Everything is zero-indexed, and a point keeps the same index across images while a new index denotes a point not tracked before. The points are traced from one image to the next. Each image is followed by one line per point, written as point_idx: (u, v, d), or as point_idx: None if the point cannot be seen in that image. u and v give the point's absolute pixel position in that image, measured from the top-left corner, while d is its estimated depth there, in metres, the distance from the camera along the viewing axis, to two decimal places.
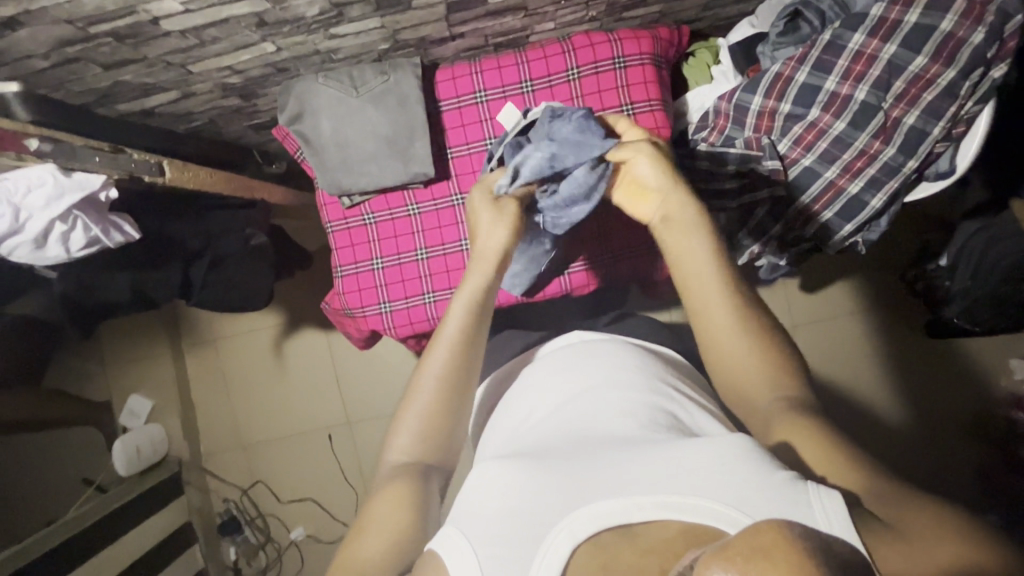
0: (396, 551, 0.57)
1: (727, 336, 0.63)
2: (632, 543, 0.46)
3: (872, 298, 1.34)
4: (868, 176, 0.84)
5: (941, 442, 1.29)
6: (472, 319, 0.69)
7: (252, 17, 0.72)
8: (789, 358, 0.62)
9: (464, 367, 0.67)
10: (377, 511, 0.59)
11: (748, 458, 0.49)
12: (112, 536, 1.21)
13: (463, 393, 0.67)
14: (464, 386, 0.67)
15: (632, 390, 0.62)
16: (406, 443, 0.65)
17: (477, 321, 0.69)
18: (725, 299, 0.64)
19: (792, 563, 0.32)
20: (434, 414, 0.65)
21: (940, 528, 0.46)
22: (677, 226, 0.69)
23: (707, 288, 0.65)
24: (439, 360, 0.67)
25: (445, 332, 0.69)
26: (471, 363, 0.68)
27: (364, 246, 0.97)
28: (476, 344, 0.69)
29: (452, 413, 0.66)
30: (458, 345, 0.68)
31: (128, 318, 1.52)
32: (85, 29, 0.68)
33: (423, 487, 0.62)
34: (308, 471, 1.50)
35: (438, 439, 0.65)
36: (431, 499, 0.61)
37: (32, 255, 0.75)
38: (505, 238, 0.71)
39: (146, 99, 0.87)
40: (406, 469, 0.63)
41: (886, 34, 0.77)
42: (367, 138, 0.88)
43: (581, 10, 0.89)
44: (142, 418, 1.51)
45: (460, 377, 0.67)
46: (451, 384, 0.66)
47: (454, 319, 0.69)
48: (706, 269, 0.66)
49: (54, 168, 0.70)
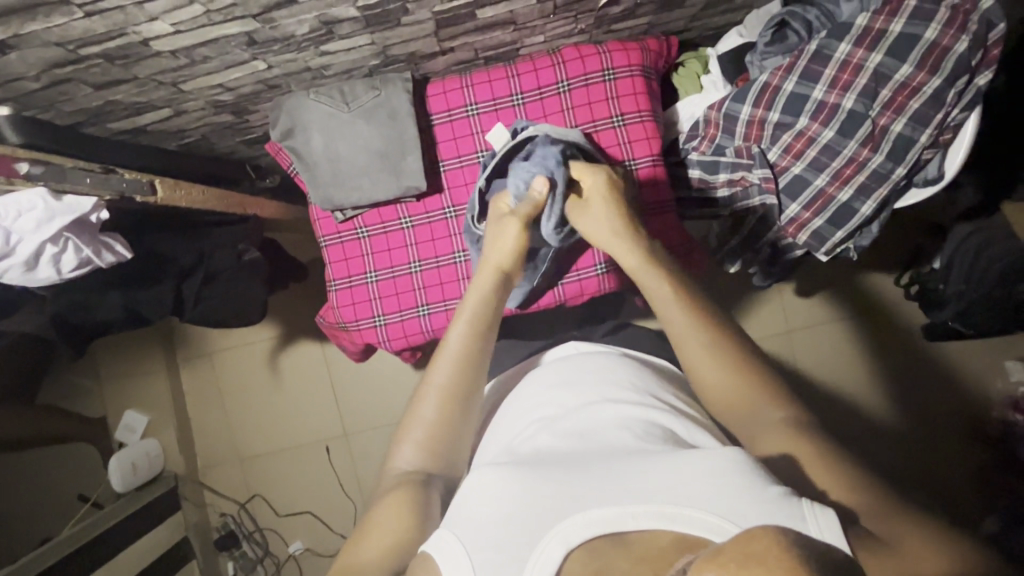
0: (392, 553, 0.57)
1: (686, 341, 0.64)
2: (623, 550, 0.47)
3: (866, 302, 1.35)
4: (857, 183, 0.84)
5: (938, 444, 1.29)
6: (477, 333, 0.70)
7: (242, 36, 0.72)
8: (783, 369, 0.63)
9: (466, 381, 0.68)
10: (374, 519, 0.60)
11: (741, 471, 0.49)
12: (106, 553, 1.20)
13: (468, 404, 0.67)
14: (466, 401, 0.67)
15: (633, 401, 0.62)
16: (409, 453, 0.65)
17: (483, 333, 0.70)
18: (690, 311, 0.65)
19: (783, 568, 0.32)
20: (437, 423, 0.66)
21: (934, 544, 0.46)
22: (642, 280, 0.70)
23: (678, 294, 0.67)
24: (444, 368, 0.68)
25: (449, 342, 0.69)
26: (474, 375, 0.68)
27: (358, 259, 0.97)
28: (483, 356, 0.70)
29: (450, 423, 0.66)
30: (460, 358, 0.68)
31: (124, 334, 1.51)
32: (75, 51, 0.68)
33: (424, 492, 0.62)
34: (305, 484, 1.49)
35: (443, 449, 0.65)
36: (433, 506, 0.61)
37: (24, 278, 0.75)
38: (500, 257, 0.75)
39: (138, 117, 0.88)
40: (410, 477, 0.63)
41: (871, 44, 0.78)
42: (359, 152, 0.89)
43: (569, 23, 0.89)
44: (138, 433, 1.50)
45: (461, 388, 0.67)
46: (448, 397, 0.67)
47: (459, 329, 0.70)
48: (662, 286, 0.68)
49: (44, 192, 0.70)
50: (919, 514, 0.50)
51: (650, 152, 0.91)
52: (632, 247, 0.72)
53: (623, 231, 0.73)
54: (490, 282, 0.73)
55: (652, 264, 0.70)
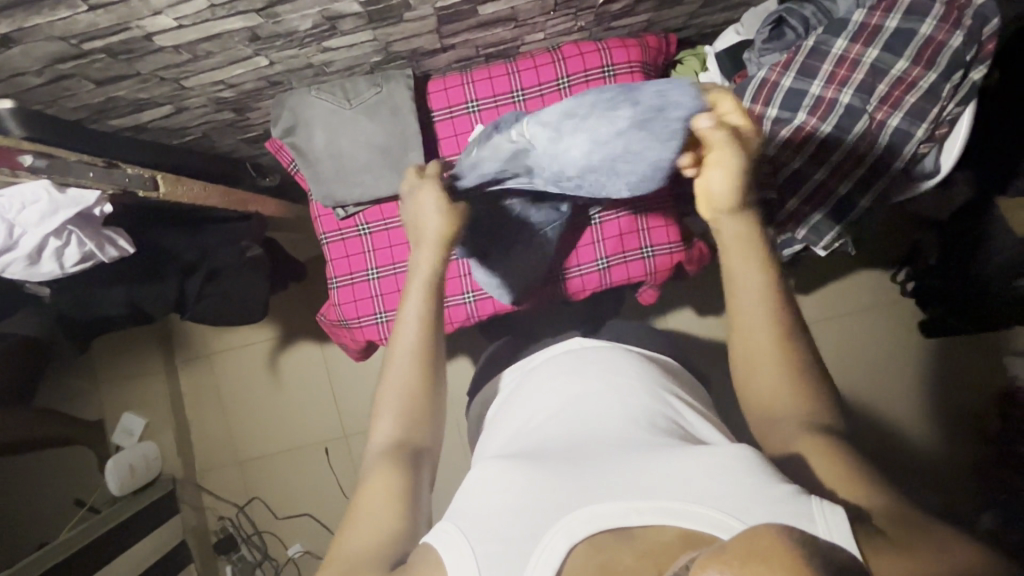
0: (385, 543, 0.54)
1: (758, 329, 0.62)
2: (629, 546, 0.46)
3: (864, 298, 1.36)
4: (856, 178, 0.85)
5: (939, 439, 1.29)
6: (430, 317, 0.69)
7: (245, 32, 0.73)
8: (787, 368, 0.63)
9: (427, 370, 0.67)
10: (352, 520, 0.58)
11: (747, 468, 0.50)
12: (104, 556, 1.19)
13: (433, 392, 0.67)
14: (433, 391, 0.67)
15: (632, 395, 0.62)
16: (384, 442, 0.64)
17: (437, 320, 0.69)
18: (763, 297, 0.63)
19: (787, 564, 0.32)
20: (405, 417, 0.65)
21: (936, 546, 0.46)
22: (736, 249, 0.64)
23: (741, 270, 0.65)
24: (405, 355, 0.67)
25: (403, 329, 0.68)
26: (432, 369, 0.68)
27: (359, 256, 0.98)
28: (439, 337, 0.69)
29: (422, 419, 0.65)
30: (420, 346, 0.67)
31: (121, 333, 1.51)
32: (79, 45, 0.68)
33: (415, 481, 0.60)
34: (304, 485, 1.48)
35: (419, 437, 0.65)
36: (422, 502, 0.60)
37: (25, 271, 0.75)
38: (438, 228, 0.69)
39: (140, 114, 0.88)
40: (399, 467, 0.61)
41: (867, 40, 0.80)
42: (362, 150, 0.89)
43: (570, 20, 0.90)
44: (136, 435, 1.49)
45: (424, 379, 0.67)
46: (415, 388, 0.66)
47: (412, 317, 0.68)
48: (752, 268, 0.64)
49: (48, 184, 0.70)
50: (923, 512, 0.50)
51: None
52: (748, 225, 0.64)
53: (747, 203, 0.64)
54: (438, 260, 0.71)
55: (749, 245, 0.64)
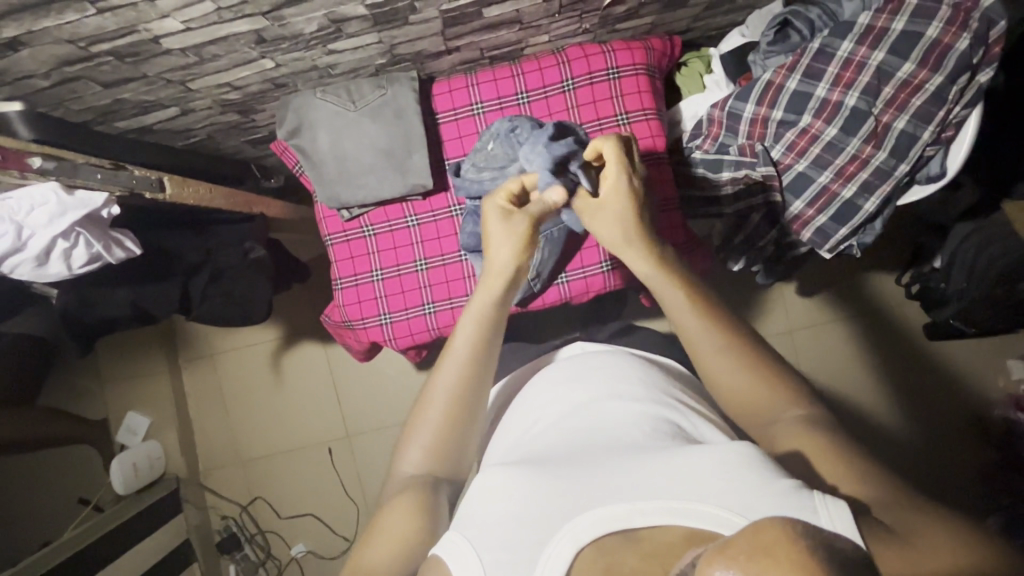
0: (403, 557, 0.56)
1: (697, 335, 0.65)
2: (633, 547, 0.46)
3: (866, 301, 1.35)
4: (861, 180, 0.85)
5: (942, 443, 1.29)
6: (484, 337, 0.68)
7: (251, 34, 0.73)
8: (788, 374, 0.63)
9: (472, 385, 0.66)
10: (377, 526, 0.59)
11: (751, 465, 0.49)
12: (108, 555, 1.19)
13: (474, 407, 0.66)
14: (474, 407, 0.66)
15: (652, 401, 0.62)
16: (415, 455, 0.64)
17: (490, 338, 0.69)
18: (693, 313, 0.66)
19: (793, 559, 0.32)
20: (440, 432, 0.64)
21: (937, 546, 0.46)
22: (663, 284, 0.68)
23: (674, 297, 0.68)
24: (450, 374, 0.67)
25: (454, 348, 0.68)
26: (478, 386, 0.67)
27: (364, 257, 0.98)
28: (490, 355, 0.69)
29: (454, 432, 0.65)
30: (466, 363, 0.67)
31: (126, 334, 1.51)
32: (86, 48, 0.69)
33: (433, 495, 0.60)
34: (306, 485, 1.49)
35: (452, 452, 0.64)
36: (441, 514, 0.59)
37: (33, 272, 0.76)
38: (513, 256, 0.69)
39: (145, 116, 0.88)
40: (418, 480, 0.62)
41: (874, 42, 0.79)
42: (367, 151, 0.89)
43: (575, 22, 0.90)
44: (140, 435, 1.50)
45: (467, 397, 0.66)
46: (455, 403, 0.65)
47: (465, 336, 0.68)
48: (678, 295, 0.67)
49: (56, 186, 0.70)
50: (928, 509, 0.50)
51: (655, 150, 0.91)
52: (647, 258, 0.69)
53: (638, 238, 0.70)
54: (501, 285, 0.70)
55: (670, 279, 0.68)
